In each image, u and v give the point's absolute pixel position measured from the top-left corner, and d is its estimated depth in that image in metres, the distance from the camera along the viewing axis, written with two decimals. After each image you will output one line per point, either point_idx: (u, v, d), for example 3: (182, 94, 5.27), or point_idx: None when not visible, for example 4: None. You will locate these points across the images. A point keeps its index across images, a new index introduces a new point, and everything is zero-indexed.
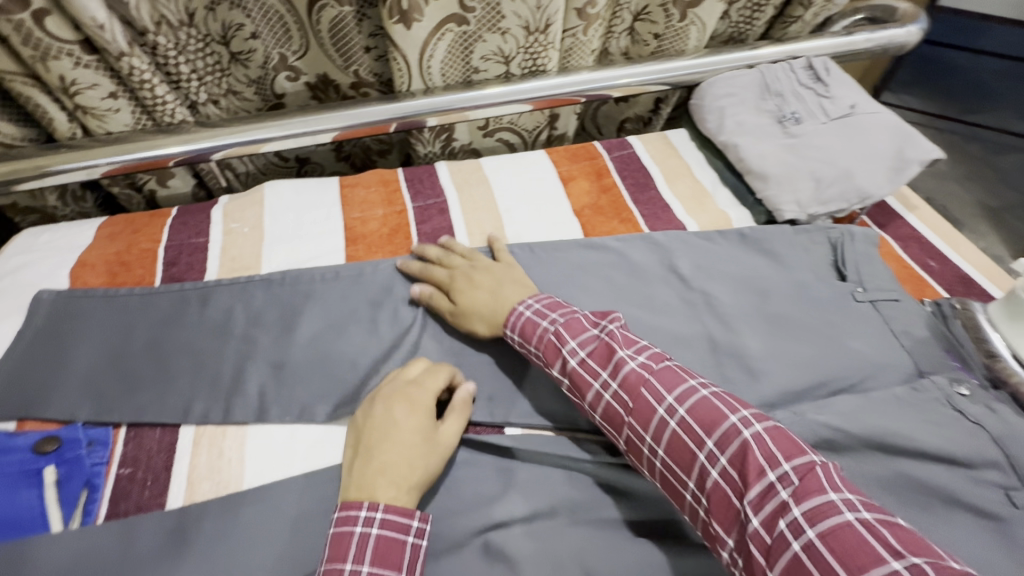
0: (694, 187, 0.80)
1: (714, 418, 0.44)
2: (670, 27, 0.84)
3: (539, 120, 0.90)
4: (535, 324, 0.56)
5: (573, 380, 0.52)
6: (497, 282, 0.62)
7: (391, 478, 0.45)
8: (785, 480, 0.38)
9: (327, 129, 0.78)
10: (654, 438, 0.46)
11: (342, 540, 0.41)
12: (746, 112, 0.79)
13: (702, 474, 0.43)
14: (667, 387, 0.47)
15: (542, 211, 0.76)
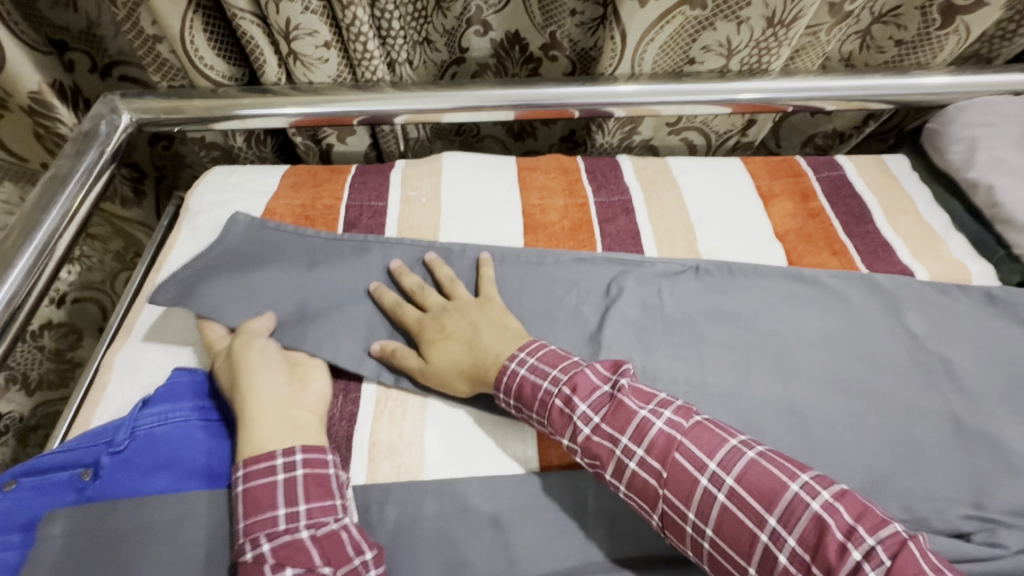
0: (919, 227, 0.68)
1: (771, 490, 0.40)
2: (922, 34, 0.71)
3: (733, 124, 0.81)
4: (535, 385, 0.48)
5: (589, 451, 0.45)
6: (470, 331, 0.53)
7: (284, 429, 0.45)
8: (873, 558, 0.36)
9: (510, 105, 0.73)
10: (700, 516, 0.41)
11: (263, 489, 0.42)
12: (1007, 148, 0.66)
13: (767, 558, 0.39)
14: (706, 451, 0.43)
15: (739, 228, 0.68)
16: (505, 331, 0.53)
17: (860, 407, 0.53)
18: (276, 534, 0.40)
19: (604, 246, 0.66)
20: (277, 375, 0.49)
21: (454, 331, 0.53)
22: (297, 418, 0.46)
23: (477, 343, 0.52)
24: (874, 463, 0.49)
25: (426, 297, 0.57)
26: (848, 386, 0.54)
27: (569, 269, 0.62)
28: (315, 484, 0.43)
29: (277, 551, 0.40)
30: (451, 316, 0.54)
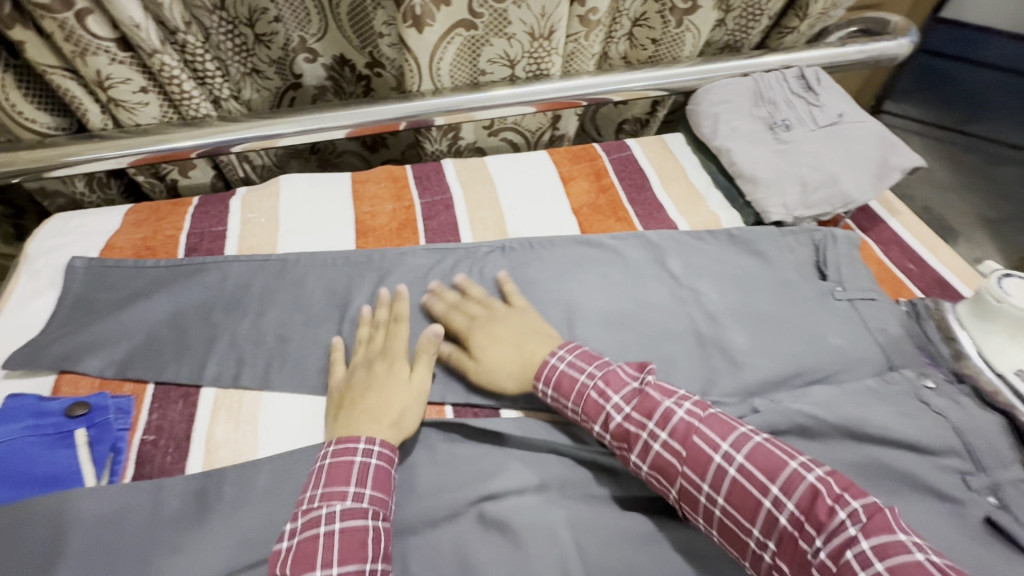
0: (687, 189, 0.84)
1: (774, 465, 0.46)
2: (667, 32, 0.88)
3: (541, 121, 0.94)
4: (572, 378, 0.56)
5: (617, 435, 0.53)
6: (518, 335, 0.62)
7: (378, 422, 0.53)
8: (854, 516, 0.41)
9: (341, 126, 0.82)
10: (711, 486, 0.47)
11: (340, 469, 0.49)
12: (740, 118, 0.83)
13: (769, 521, 0.44)
14: (719, 434, 0.49)
15: (542, 208, 0.80)
16: (546, 335, 0.62)
17: (627, 337, 0.65)
18: (352, 511, 0.46)
19: (426, 238, 0.76)
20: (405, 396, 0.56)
21: (503, 336, 0.62)
22: (393, 414, 0.54)
23: (522, 342, 0.61)
24: None
25: (470, 307, 0.65)
26: (620, 323, 0.67)
27: (393, 263, 0.72)
28: (384, 477, 0.50)
29: (321, 537, 0.44)
30: (493, 325, 0.63)
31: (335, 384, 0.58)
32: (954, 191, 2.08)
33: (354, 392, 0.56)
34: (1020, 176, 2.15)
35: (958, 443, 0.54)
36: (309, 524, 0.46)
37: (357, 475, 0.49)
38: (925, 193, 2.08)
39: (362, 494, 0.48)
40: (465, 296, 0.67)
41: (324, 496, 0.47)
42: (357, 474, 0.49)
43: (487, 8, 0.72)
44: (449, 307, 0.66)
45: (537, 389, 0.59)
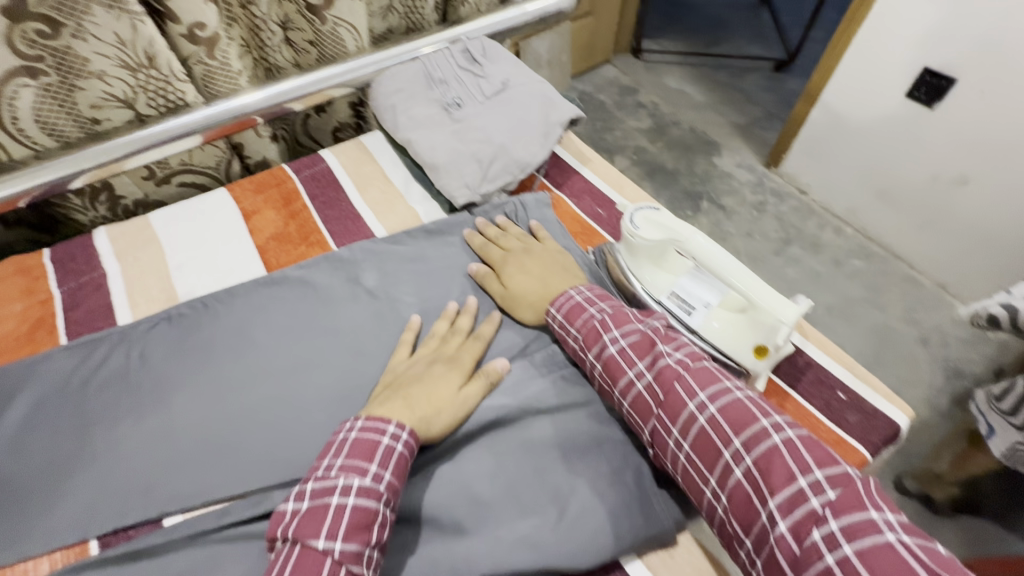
0: (386, 190, 0.80)
1: (746, 421, 0.46)
2: (319, 31, 0.81)
3: (217, 153, 0.83)
4: (581, 309, 0.58)
5: (607, 366, 0.54)
6: (546, 272, 0.64)
7: (408, 407, 0.51)
8: (817, 489, 0.40)
9: None
10: (682, 431, 0.48)
11: (366, 444, 0.46)
12: (416, 105, 0.80)
13: (727, 472, 0.45)
14: (702, 385, 0.49)
15: (218, 256, 0.71)
16: (572, 275, 0.63)
17: (319, 376, 0.60)
18: (367, 490, 0.44)
19: (68, 334, 0.63)
20: (423, 390, 0.53)
21: (532, 268, 0.64)
22: (441, 410, 0.52)
23: (553, 280, 0.63)
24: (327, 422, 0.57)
25: (451, 338, 0.60)
26: (308, 364, 0.61)
27: (19, 379, 0.58)
28: (404, 464, 0.48)
29: (315, 508, 0.43)
30: (524, 258, 0.66)
31: (397, 366, 0.57)
32: (713, 106, 2.32)
33: (413, 374, 0.55)
34: (761, 81, 2.44)
35: None
36: (322, 492, 0.44)
37: (381, 456, 0.46)
38: (691, 115, 2.29)
39: (381, 475, 0.45)
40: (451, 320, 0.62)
41: (343, 468, 0.45)
42: (381, 453, 0.46)
43: (44, 48, 0.60)
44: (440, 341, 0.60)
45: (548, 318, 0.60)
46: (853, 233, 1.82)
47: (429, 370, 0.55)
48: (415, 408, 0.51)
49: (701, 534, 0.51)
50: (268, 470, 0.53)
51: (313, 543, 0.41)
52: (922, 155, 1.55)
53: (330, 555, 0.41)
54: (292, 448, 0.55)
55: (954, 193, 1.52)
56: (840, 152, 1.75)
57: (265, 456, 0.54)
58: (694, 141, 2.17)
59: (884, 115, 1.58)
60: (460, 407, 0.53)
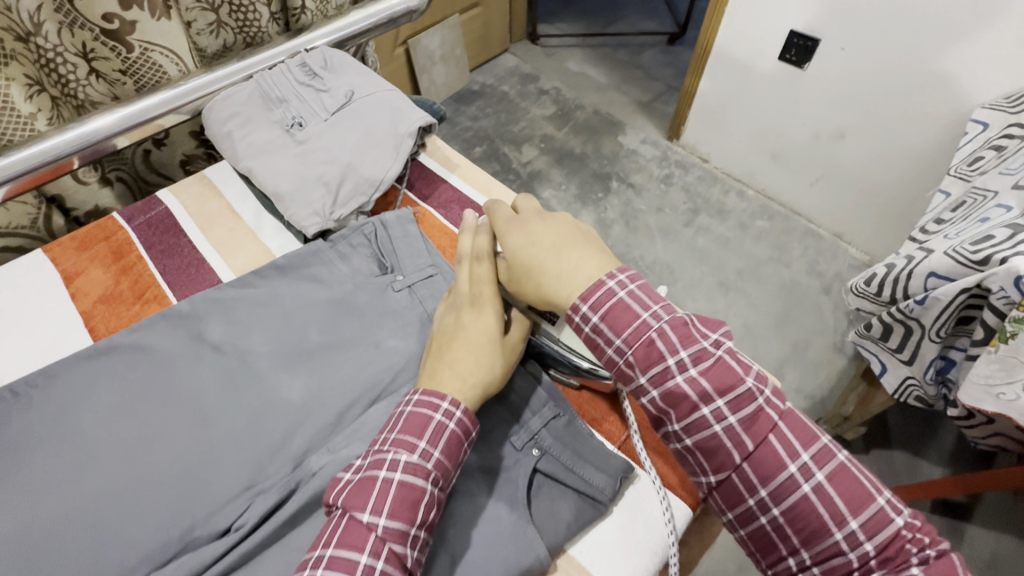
0: (234, 228, 0.72)
1: (851, 488, 0.43)
2: (128, 58, 0.72)
3: (30, 209, 0.72)
4: (631, 321, 0.47)
5: (673, 405, 0.45)
6: (558, 241, 0.53)
7: (471, 366, 0.49)
8: (930, 554, 0.40)
9: None
10: (770, 491, 0.44)
11: (417, 420, 0.45)
12: (255, 129, 0.73)
13: (826, 544, 0.42)
14: (801, 440, 0.44)
15: (33, 332, 0.62)
16: (593, 247, 0.53)
17: (157, 455, 0.53)
18: (415, 467, 0.43)
19: None
20: (480, 342, 0.51)
21: (540, 239, 0.54)
22: (487, 366, 0.50)
23: (574, 255, 0.51)
24: (166, 506, 0.50)
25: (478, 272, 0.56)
26: (147, 442, 0.54)
27: None
28: (456, 443, 0.46)
29: (363, 484, 0.43)
30: (533, 227, 0.55)
31: (442, 321, 0.54)
32: (613, 86, 2.34)
33: (458, 330, 0.52)
34: (657, 56, 2.49)
35: (497, 410, 0.53)
36: (374, 467, 0.43)
37: (430, 434, 0.45)
38: (594, 96, 2.30)
39: (429, 453, 0.44)
40: (475, 258, 0.57)
41: (394, 444, 0.44)
42: (432, 430, 0.45)
43: None
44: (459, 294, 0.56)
45: (574, 314, 0.49)
46: (754, 194, 1.90)
47: (466, 327, 0.52)
48: (468, 366, 0.49)
49: (584, 555, 0.48)
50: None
51: (359, 516, 0.41)
52: (801, 113, 1.62)
53: (372, 532, 0.40)
54: (128, 545, 0.48)
55: (834, 147, 1.60)
56: (730, 119, 1.81)
57: (94, 560, 0.48)
58: (598, 123, 2.19)
59: (764, 79, 1.64)
60: (498, 361, 0.51)
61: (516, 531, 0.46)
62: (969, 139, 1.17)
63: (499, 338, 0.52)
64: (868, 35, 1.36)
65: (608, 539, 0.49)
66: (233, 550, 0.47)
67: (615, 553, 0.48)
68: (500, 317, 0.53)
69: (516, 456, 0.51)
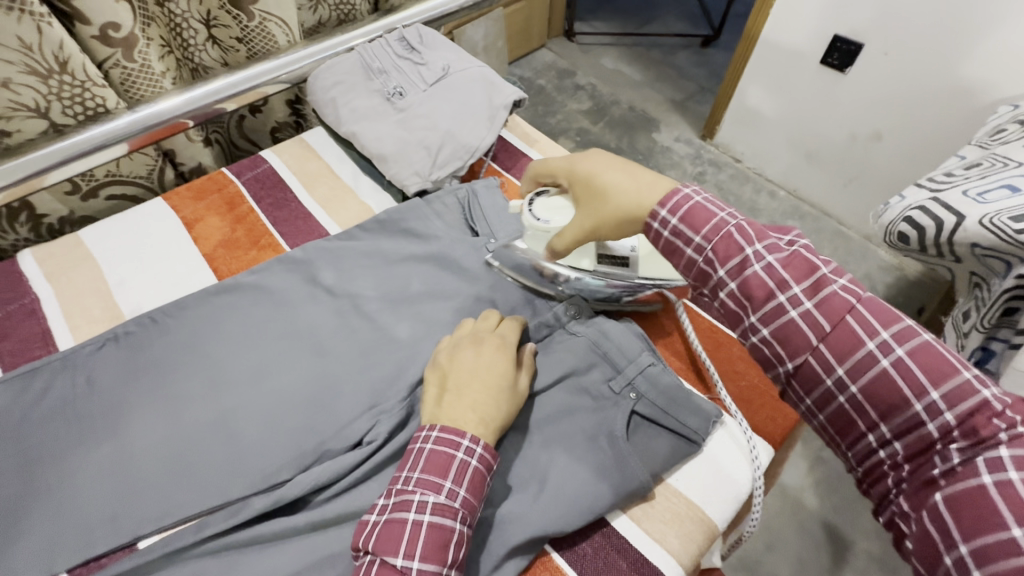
0: (334, 187, 0.78)
1: (937, 363, 0.39)
2: (246, 27, 0.77)
3: (148, 161, 0.78)
4: (710, 210, 0.47)
5: (744, 290, 0.45)
6: (623, 166, 0.54)
7: (479, 409, 0.50)
8: (984, 422, 0.36)
9: None
10: (849, 371, 0.41)
11: (440, 459, 0.46)
12: (358, 97, 0.79)
13: (910, 423, 0.39)
14: (882, 321, 0.41)
15: (161, 270, 0.68)
16: (658, 176, 0.53)
17: (284, 380, 0.58)
18: (443, 508, 0.44)
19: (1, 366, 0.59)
20: (489, 383, 0.52)
21: (606, 169, 0.54)
22: (499, 407, 0.51)
23: (637, 172, 0.53)
24: (299, 423, 0.55)
25: (492, 329, 0.58)
26: (276, 368, 0.59)
27: None
28: (480, 480, 0.47)
29: (393, 521, 0.44)
30: (596, 159, 0.56)
31: (440, 357, 0.56)
32: (648, 84, 2.38)
33: (467, 370, 0.53)
34: (690, 56, 2.52)
35: (597, 356, 0.59)
36: (401, 505, 0.45)
37: (455, 473, 0.46)
38: (629, 92, 2.34)
39: (456, 492, 0.45)
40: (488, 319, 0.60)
41: (420, 483, 0.45)
42: (456, 470, 0.46)
43: None
44: (474, 332, 0.58)
45: (653, 223, 0.50)
46: (786, 194, 1.93)
47: (479, 366, 0.53)
48: (477, 409, 0.50)
49: (680, 487, 0.53)
50: (243, 482, 0.52)
51: (393, 558, 0.42)
52: (840, 115, 1.64)
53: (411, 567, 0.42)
54: (266, 455, 0.53)
55: (871, 148, 1.62)
56: (768, 118, 1.84)
57: (239, 467, 0.53)
58: (633, 119, 2.23)
59: (804, 82, 1.67)
60: (512, 404, 0.52)
61: (623, 460, 0.52)
62: (996, 118, 1.09)
63: (511, 379, 0.53)
64: (912, 40, 1.39)
65: (698, 473, 0.54)
66: (366, 462, 0.52)
67: (704, 484, 0.54)
68: (511, 365, 0.54)
69: (615, 398, 0.56)
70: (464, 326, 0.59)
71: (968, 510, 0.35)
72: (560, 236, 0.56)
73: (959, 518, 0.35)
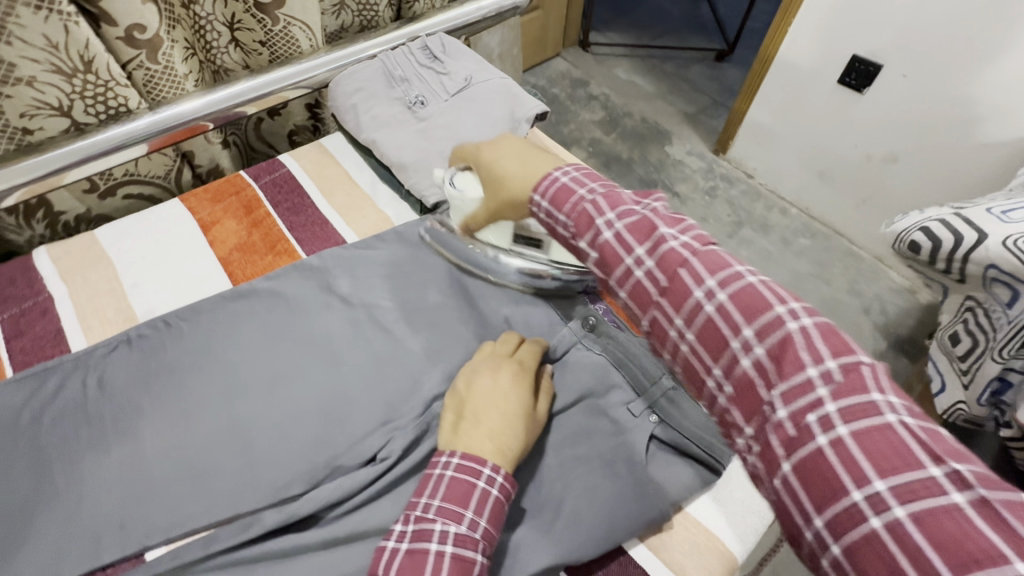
0: (352, 193, 0.78)
1: (756, 304, 0.36)
2: (270, 32, 0.77)
3: (166, 161, 0.78)
4: (570, 191, 0.45)
5: (603, 255, 0.42)
6: (526, 150, 0.52)
7: (497, 436, 0.48)
8: (826, 375, 0.32)
9: None
10: (684, 321, 0.38)
11: (461, 488, 0.44)
12: (378, 104, 0.78)
13: (733, 362, 0.36)
14: (710, 268, 0.38)
15: (177, 272, 0.67)
16: (556, 158, 0.51)
17: (297, 391, 0.58)
18: (464, 540, 0.42)
19: (14, 365, 0.58)
20: (507, 409, 0.50)
21: (510, 152, 0.52)
22: (517, 434, 0.49)
23: (534, 159, 0.51)
24: (312, 435, 0.55)
25: (511, 354, 0.57)
26: (290, 378, 0.59)
27: None
28: (500, 510, 0.45)
29: (412, 553, 0.42)
30: (502, 146, 0.54)
31: (458, 383, 0.55)
32: (661, 97, 2.37)
33: (485, 395, 0.51)
34: (704, 70, 2.52)
35: (616, 377, 0.58)
36: (420, 536, 0.43)
37: (476, 502, 0.44)
38: (642, 104, 2.34)
39: (478, 522, 0.43)
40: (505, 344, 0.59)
41: (440, 512, 0.43)
42: (477, 499, 0.44)
43: None
44: (491, 357, 0.57)
45: (533, 207, 0.47)
46: (798, 212, 1.92)
47: (497, 391, 0.52)
48: (494, 435, 0.48)
49: (698, 515, 0.52)
50: (254, 495, 0.51)
51: None
52: (855, 135, 1.63)
53: None
54: (278, 467, 0.53)
55: (886, 171, 1.60)
56: (782, 136, 1.82)
57: (250, 479, 0.52)
58: (646, 131, 2.22)
59: (818, 101, 1.66)
60: (531, 431, 0.50)
61: (642, 486, 0.51)
62: None
63: (529, 407, 0.52)
64: (931, 63, 1.37)
65: (716, 499, 0.53)
66: (380, 479, 0.52)
67: (722, 511, 0.53)
68: (528, 392, 0.53)
69: (635, 423, 0.55)
70: (483, 351, 0.58)
71: (816, 479, 0.31)
72: (472, 218, 0.57)
73: (809, 489, 0.31)
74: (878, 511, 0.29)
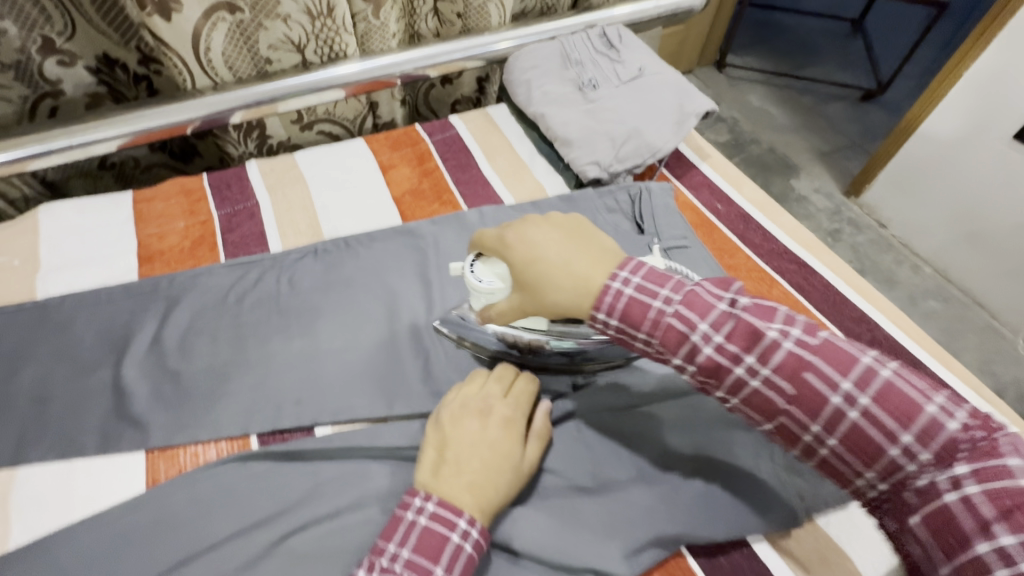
0: (512, 161, 0.83)
1: (902, 404, 0.35)
2: (469, 5, 0.85)
3: (357, 107, 0.88)
4: (644, 304, 0.42)
5: (705, 367, 0.41)
6: (567, 252, 0.45)
7: (480, 490, 0.45)
8: (924, 439, 0.34)
9: (116, 134, 0.70)
10: (825, 426, 0.37)
11: (433, 540, 0.42)
12: (551, 83, 0.83)
13: (890, 466, 0.36)
14: (839, 367, 0.37)
15: (359, 203, 0.75)
16: (604, 255, 0.45)
17: None
18: None
19: (226, 253, 0.69)
20: (495, 463, 0.47)
21: (561, 272, 0.45)
22: (503, 486, 0.47)
23: (579, 259, 0.45)
24: (462, 365, 0.60)
25: (504, 397, 0.53)
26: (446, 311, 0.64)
27: (184, 287, 0.64)
28: (471, 563, 0.43)
29: None
30: (530, 246, 0.46)
31: (441, 413, 0.51)
32: (794, 129, 2.26)
33: (472, 443, 0.48)
34: (844, 108, 2.37)
35: None
36: None
37: (447, 558, 0.41)
38: (771, 134, 2.24)
39: None
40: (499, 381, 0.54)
41: (408, 565, 0.41)
42: (448, 554, 0.42)
43: None
44: (482, 392, 0.53)
45: (595, 323, 0.44)
46: (932, 271, 1.74)
47: (484, 438, 0.48)
48: (476, 492, 0.45)
49: (830, 528, 0.51)
50: (408, 403, 0.57)
51: None
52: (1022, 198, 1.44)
53: None
54: (431, 384, 0.58)
55: None
56: (927, 189, 1.65)
57: (406, 390, 0.57)
58: (772, 161, 2.12)
59: (983, 156, 1.49)
60: (513, 486, 0.48)
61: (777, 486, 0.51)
62: None
63: (517, 458, 0.49)
64: None
65: (855, 521, 0.52)
66: None
67: (861, 533, 0.51)
68: (516, 443, 0.49)
69: None
70: (475, 381, 0.55)
71: (942, 530, 0.34)
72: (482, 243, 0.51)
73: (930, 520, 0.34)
74: (955, 489, 0.34)
